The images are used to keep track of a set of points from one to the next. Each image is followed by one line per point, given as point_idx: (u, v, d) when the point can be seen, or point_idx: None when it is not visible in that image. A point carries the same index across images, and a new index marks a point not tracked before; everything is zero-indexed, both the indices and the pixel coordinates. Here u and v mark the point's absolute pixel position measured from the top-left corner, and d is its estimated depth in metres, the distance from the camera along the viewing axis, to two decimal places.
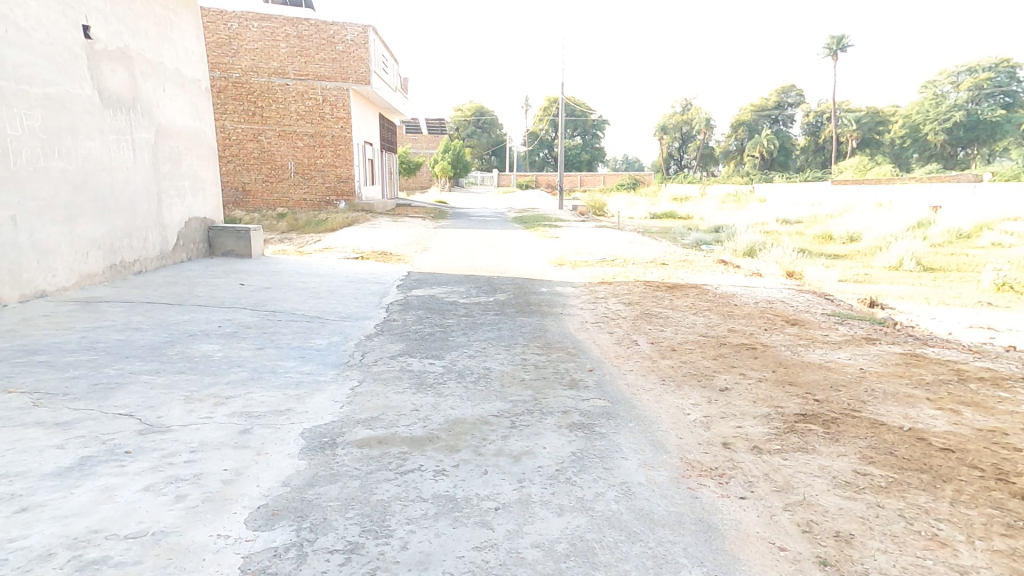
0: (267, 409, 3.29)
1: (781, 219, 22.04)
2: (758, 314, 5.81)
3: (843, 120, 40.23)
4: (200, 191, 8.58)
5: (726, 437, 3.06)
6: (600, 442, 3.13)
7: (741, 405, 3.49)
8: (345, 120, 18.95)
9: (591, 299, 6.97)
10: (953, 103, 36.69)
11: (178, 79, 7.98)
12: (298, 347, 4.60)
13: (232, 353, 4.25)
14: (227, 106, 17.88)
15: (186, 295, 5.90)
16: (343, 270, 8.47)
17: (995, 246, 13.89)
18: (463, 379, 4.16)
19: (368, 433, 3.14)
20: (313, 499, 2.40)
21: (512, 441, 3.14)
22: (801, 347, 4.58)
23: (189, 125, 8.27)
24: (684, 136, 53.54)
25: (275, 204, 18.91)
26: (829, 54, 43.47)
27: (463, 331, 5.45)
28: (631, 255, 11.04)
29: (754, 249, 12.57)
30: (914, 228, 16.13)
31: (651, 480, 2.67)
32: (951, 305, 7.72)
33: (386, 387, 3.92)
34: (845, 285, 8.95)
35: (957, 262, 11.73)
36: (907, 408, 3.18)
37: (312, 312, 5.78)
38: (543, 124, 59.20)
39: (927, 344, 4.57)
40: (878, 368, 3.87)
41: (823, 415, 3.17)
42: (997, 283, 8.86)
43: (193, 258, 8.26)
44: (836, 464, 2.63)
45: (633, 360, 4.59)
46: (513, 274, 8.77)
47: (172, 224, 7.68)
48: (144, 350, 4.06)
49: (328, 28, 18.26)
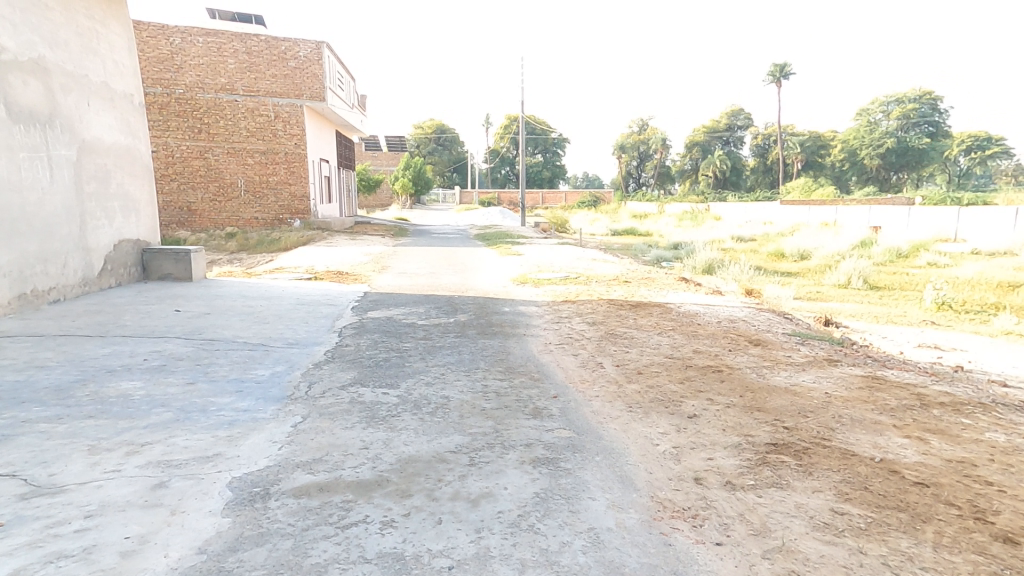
0: (189, 457, 2.98)
1: (735, 237, 22.81)
2: (721, 335, 5.76)
3: (788, 143, 42.56)
4: (132, 212, 7.96)
5: (697, 472, 2.89)
6: (565, 480, 2.90)
7: (711, 434, 3.35)
8: (298, 137, 18.38)
9: (554, 320, 6.79)
10: (884, 130, 39.66)
11: (105, 93, 7.42)
12: (235, 380, 4.22)
13: (155, 391, 3.86)
14: (170, 122, 16.95)
15: (109, 325, 5.41)
16: (294, 291, 7.98)
17: (932, 265, 14.64)
18: (419, 411, 3.85)
19: (308, 479, 2.85)
20: (233, 570, 2.10)
21: (470, 482, 2.87)
22: (766, 369, 4.52)
23: (120, 141, 7.71)
24: (641, 156, 55.09)
25: (224, 223, 17.99)
26: (772, 81, 46.26)
27: (420, 356, 5.16)
28: (594, 273, 11.02)
29: (712, 266, 12.83)
30: (857, 247, 16.91)
31: (620, 525, 2.45)
32: (898, 324, 7.98)
33: (332, 422, 3.61)
34: (800, 303, 9.18)
35: (899, 281, 12.27)
36: (875, 437, 3.10)
37: (255, 339, 5.36)
38: (504, 143, 59.85)
39: (885, 365, 4.57)
40: (843, 392, 3.81)
41: (794, 445, 3.05)
42: (937, 302, 9.27)
43: (123, 283, 7.64)
44: (812, 502, 2.48)
45: (598, 384, 4.42)
46: (474, 294, 8.52)
47: (99, 248, 7.07)
48: (47, 393, 3.64)
49: (280, 44, 17.80)
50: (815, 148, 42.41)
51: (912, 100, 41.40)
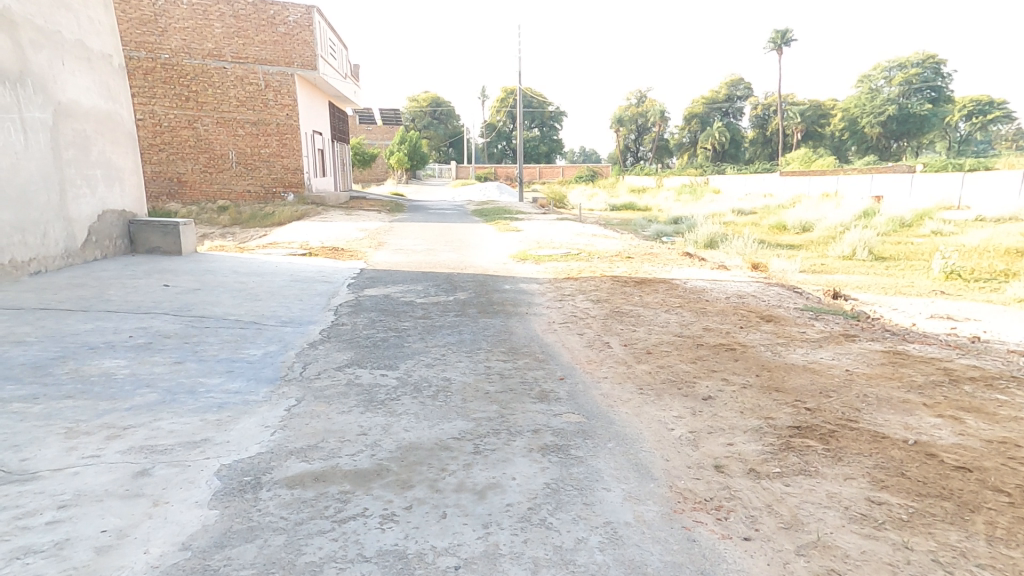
0: (175, 442, 2.78)
1: (736, 210, 22.48)
2: (731, 311, 5.57)
3: (789, 114, 41.85)
4: (116, 181, 7.62)
5: (717, 459, 2.72)
6: (576, 469, 2.72)
7: (729, 418, 3.17)
8: (290, 107, 17.84)
9: (557, 297, 6.57)
10: (886, 98, 38.96)
11: (81, 52, 7.00)
12: (226, 359, 4.01)
13: (141, 370, 3.65)
14: (156, 89, 16.34)
15: (93, 299, 5.16)
16: (288, 268, 7.72)
17: (937, 234, 14.40)
18: (420, 394, 3.66)
19: (302, 468, 2.66)
20: (219, 569, 1.92)
21: (476, 472, 2.69)
22: (781, 346, 4.34)
23: (100, 106, 7.32)
24: (639, 128, 54.10)
25: (215, 196, 17.55)
26: (773, 48, 45.21)
27: (419, 335, 4.96)
28: (595, 249, 10.76)
29: (714, 240, 12.57)
30: (860, 217, 16.62)
31: (638, 518, 2.28)
32: (908, 295, 7.77)
33: (328, 406, 3.42)
34: (806, 276, 8.96)
35: (904, 251, 12.06)
36: (906, 417, 2.92)
37: (247, 316, 5.14)
38: (500, 116, 58.78)
39: (905, 340, 4.38)
40: (864, 370, 3.63)
41: (819, 428, 2.87)
42: (946, 271, 9.05)
43: (109, 256, 7.37)
44: (845, 491, 2.31)
45: (606, 365, 4.23)
46: (473, 271, 8.28)
47: (81, 218, 6.77)
48: (23, 371, 3.42)
49: (268, 8, 16.99)
50: (816, 118, 41.74)
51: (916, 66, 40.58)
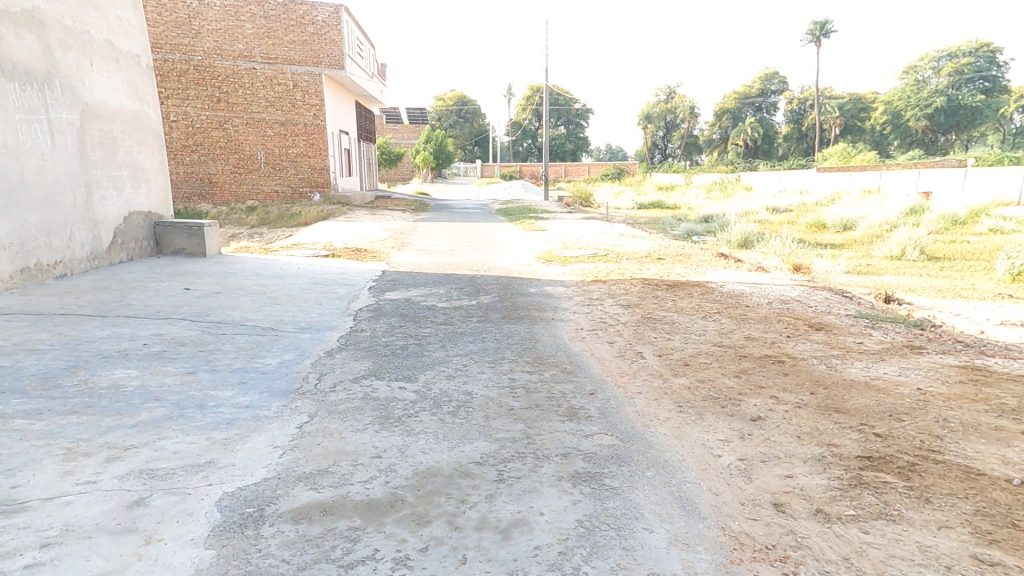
0: (177, 465, 2.58)
1: (770, 208, 21.63)
2: (775, 318, 5.13)
3: (826, 107, 40.24)
4: (143, 182, 7.63)
5: (777, 495, 2.36)
6: (612, 503, 2.40)
7: (784, 443, 2.78)
8: (317, 107, 17.87)
9: (584, 302, 6.23)
10: (933, 89, 37.03)
11: (109, 53, 7.00)
12: (239, 369, 3.83)
13: (151, 381, 3.50)
14: (189, 91, 16.65)
15: (113, 303, 5.10)
16: (310, 270, 7.60)
17: (994, 232, 13.45)
18: (439, 411, 3.39)
19: (309, 497, 2.42)
20: None
21: (499, 505, 2.40)
22: (836, 359, 3.91)
23: (127, 106, 7.33)
24: (668, 124, 52.96)
25: (244, 196, 17.78)
26: (811, 39, 43.49)
27: (440, 343, 4.70)
28: (624, 249, 10.35)
29: (749, 239, 11.99)
30: (907, 214, 15.70)
31: (689, 570, 1.95)
32: (969, 298, 7.16)
33: (341, 423, 3.19)
34: (852, 278, 8.39)
35: (960, 250, 11.25)
36: (1001, 449, 2.51)
37: (265, 322, 4.98)
38: (526, 114, 58.39)
39: (983, 353, 3.89)
40: (940, 389, 3.19)
41: (896, 459, 2.48)
42: (1011, 273, 8.34)
43: (136, 257, 7.39)
44: (944, 544, 1.93)
45: (640, 379, 3.89)
46: (498, 272, 8.01)
47: (107, 220, 6.78)
48: (31, 383, 3.31)
49: (297, 7, 17.03)
50: (854, 112, 40.08)
51: (966, 55, 38.48)
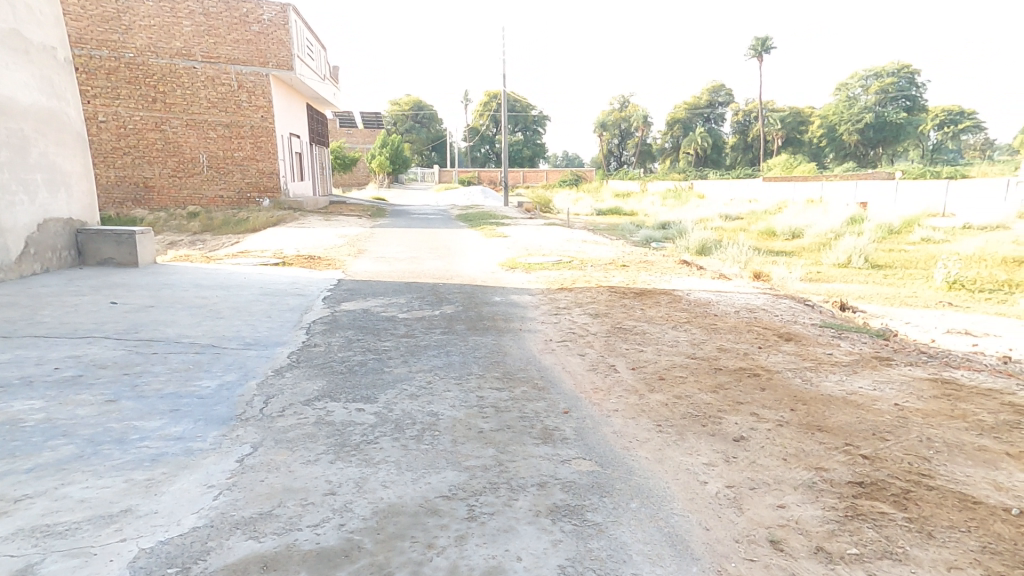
0: (83, 518, 2.16)
1: (723, 216, 22.32)
2: (744, 328, 5.08)
3: (770, 120, 42.22)
4: (62, 187, 6.87)
5: (774, 528, 2.19)
6: (596, 543, 2.16)
7: (772, 467, 2.64)
8: (265, 109, 17.06)
9: (552, 311, 6.03)
10: (864, 106, 39.54)
11: (17, 44, 6.26)
12: (170, 395, 3.37)
13: (59, 414, 3.00)
14: (120, 90, 15.41)
15: (21, 322, 4.47)
16: (258, 279, 7.05)
17: (927, 241, 14.31)
18: (401, 435, 3.07)
19: (248, 550, 2.06)
20: None
21: (472, 550, 2.12)
22: (810, 371, 3.86)
23: (41, 104, 6.58)
24: (623, 133, 54.11)
25: (185, 202, 16.64)
26: (755, 56, 45.65)
27: (402, 358, 4.37)
28: (586, 256, 10.27)
29: (706, 246, 12.20)
30: (848, 223, 16.51)
31: None
32: (914, 306, 7.46)
33: (289, 454, 2.82)
34: (806, 285, 8.60)
35: (899, 258, 11.86)
36: (989, 473, 2.46)
37: (204, 338, 4.49)
38: (484, 121, 58.31)
39: (948, 365, 3.94)
40: (916, 405, 3.17)
41: (890, 486, 2.38)
42: (948, 281, 8.80)
43: (53, 269, 6.63)
44: None
45: (616, 395, 3.70)
46: (460, 280, 7.72)
47: (16, 228, 6.03)
48: None
49: (240, 6, 16.27)
50: (795, 125, 42.08)
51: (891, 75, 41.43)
